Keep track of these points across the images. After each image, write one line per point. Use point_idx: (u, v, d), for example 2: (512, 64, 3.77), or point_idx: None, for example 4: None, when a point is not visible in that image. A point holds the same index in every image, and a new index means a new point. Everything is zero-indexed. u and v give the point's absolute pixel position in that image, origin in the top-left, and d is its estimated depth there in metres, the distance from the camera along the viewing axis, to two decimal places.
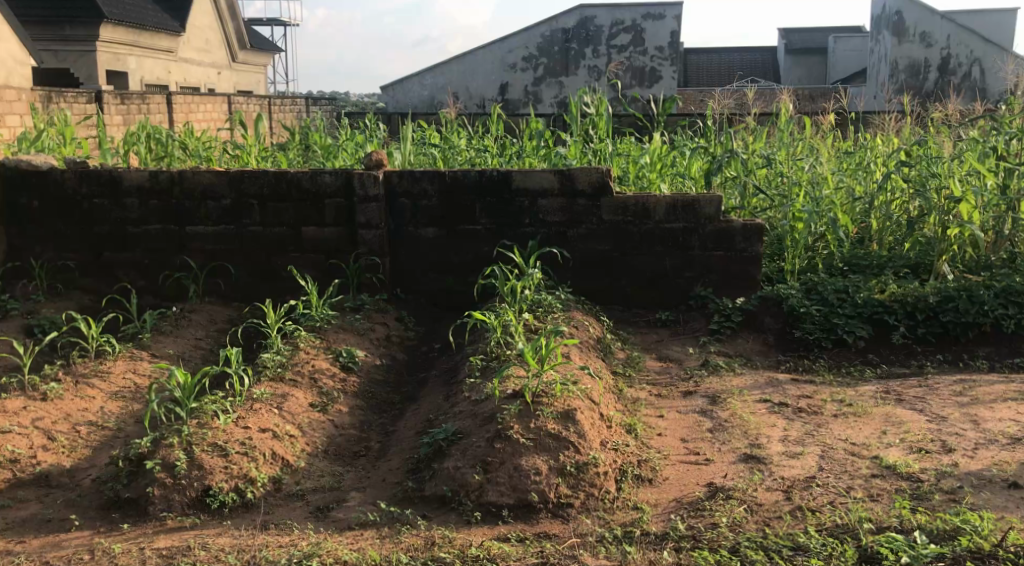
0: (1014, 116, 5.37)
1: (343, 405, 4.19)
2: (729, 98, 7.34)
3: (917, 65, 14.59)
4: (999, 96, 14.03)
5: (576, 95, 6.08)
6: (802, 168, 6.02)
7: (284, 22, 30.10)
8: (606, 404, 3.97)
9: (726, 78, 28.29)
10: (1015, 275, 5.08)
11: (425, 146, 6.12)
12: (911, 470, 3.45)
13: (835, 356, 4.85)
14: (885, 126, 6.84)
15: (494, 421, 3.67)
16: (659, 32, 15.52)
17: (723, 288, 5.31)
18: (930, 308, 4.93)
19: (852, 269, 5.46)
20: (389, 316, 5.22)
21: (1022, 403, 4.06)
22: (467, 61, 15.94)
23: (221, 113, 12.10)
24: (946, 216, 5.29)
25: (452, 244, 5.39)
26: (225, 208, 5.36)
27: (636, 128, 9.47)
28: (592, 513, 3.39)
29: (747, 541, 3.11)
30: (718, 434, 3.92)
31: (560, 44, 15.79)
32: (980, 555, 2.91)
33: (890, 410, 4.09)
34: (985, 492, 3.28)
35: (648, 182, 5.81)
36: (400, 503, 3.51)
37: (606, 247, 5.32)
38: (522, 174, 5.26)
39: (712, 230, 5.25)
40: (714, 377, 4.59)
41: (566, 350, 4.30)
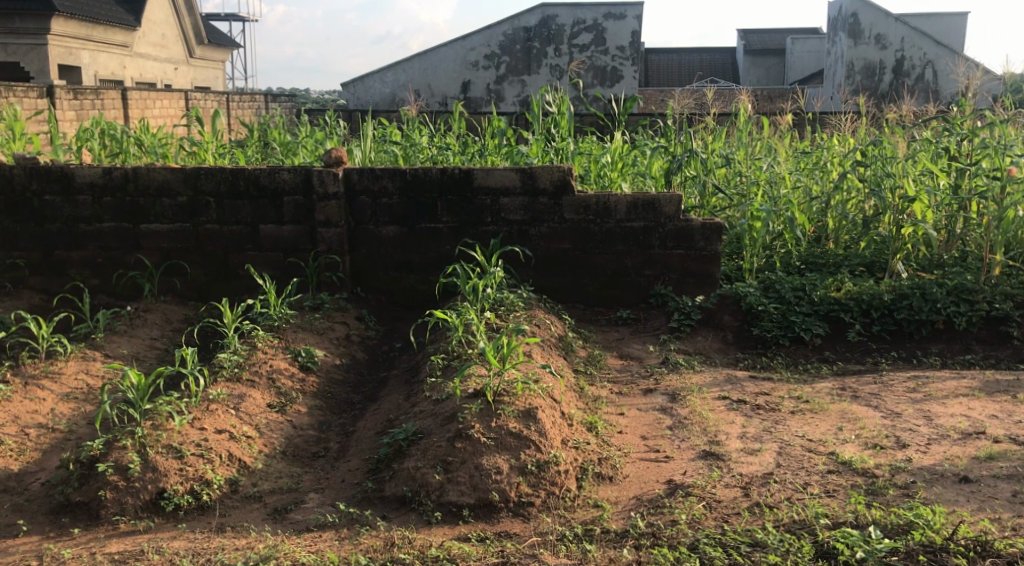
0: (964, 117, 5.47)
1: (302, 406, 4.15)
2: (690, 99, 7.39)
3: (873, 66, 14.77)
4: (952, 97, 14.27)
5: (537, 94, 6.08)
6: (760, 168, 6.09)
7: (244, 17, 29.78)
8: (567, 403, 3.97)
9: (686, 78, 28.53)
10: (966, 273, 5.18)
11: (386, 143, 6.09)
12: (866, 466, 3.50)
13: (793, 353, 4.90)
14: (841, 126, 6.93)
15: (455, 420, 3.65)
16: (620, 32, 15.59)
17: (683, 286, 5.35)
18: (885, 306, 5.01)
19: (809, 268, 5.53)
20: (349, 315, 5.18)
21: (973, 399, 4.14)
22: (429, 58, 15.88)
23: (179, 109, 11.92)
24: (899, 215, 5.38)
25: (413, 243, 5.36)
26: (181, 205, 5.28)
27: (598, 127, 9.51)
28: (553, 512, 3.39)
29: (706, 538, 3.13)
30: (677, 431, 3.95)
31: (521, 43, 15.78)
32: (932, 549, 2.95)
33: (846, 406, 4.14)
34: (937, 487, 3.33)
35: (609, 181, 5.84)
36: (360, 504, 3.49)
37: (567, 246, 5.33)
38: (483, 172, 5.24)
39: (672, 228, 5.27)
40: (674, 374, 4.62)
41: (528, 348, 4.30)
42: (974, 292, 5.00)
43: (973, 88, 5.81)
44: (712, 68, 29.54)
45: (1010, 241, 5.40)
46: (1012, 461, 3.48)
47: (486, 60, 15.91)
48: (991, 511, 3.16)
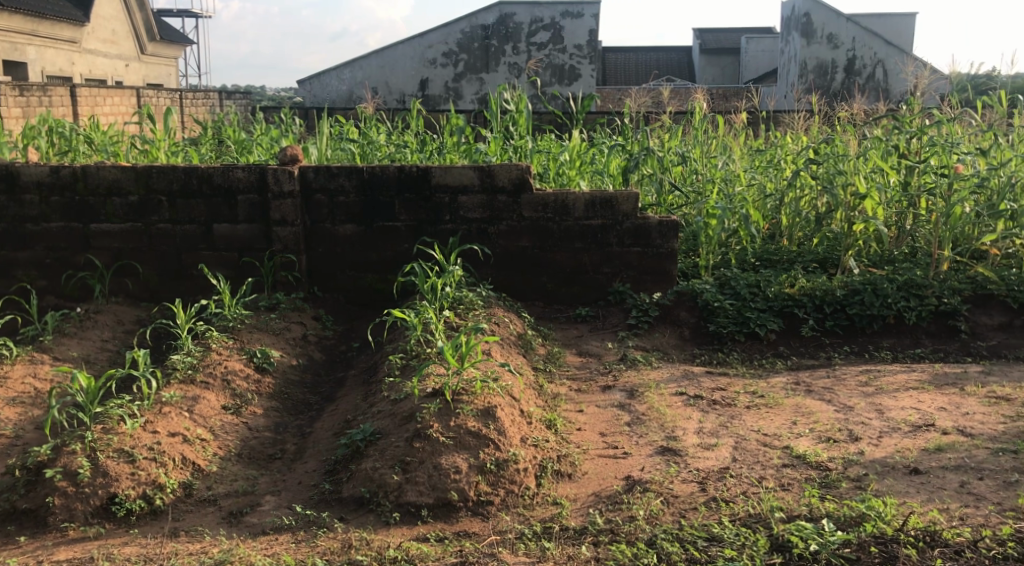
0: (913, 116, 5.58)
1: (257, 407, 4.10)
2: (647, 97, 7.44)
3: (825, 65, 14.92)
4: (902, 96, 14.54)
5: (496, 91, 6.07)
6: (716, 166, 6.15)
7: (197, 14, 29.38)
8: (527, 401, 3.98)
9: (642, 77, 28.70)
10: (916, 269, 5.28)
11: (343, 141, 6.05)
12: (820, 460, 3.56)
13: (748, 349, 4.97)
14: (795, 124, 7.03)
15: (413, 420, 3.64)
16: (577, 30, 15.61)
17: (641, 283, 5.39)
18: (837, 301, 5.08)
19: (763, 264, 5.60)
20: (306, 315, 5.13)
21: (923, 392, 4.22)
22: (387, 55, 15.77)
23: (130, 106, 11.69)
24: (852, 212, 5.49)
25: (370, 241, 5.32)
26: (132, 204, 5.19)
27: (556, 126, 9.52)
28: (512, 510, 3.40)
29: (663, 533, 3.15)
30: (635, 427, 3.97)
31: (479, 41, 15.73)
32: (883, 540, 3.00)
33: (800, 400, 4.20)
34: (889, 479, 3.40)
35: (568, 179, 5.83)
36: (317, 506, 3.46)
37: (526, 244, 5.34)
38: (441, 170, 5.23)
39: (630, 226, 5.30)
40: (632, 371, 4.65)
41: (487, 346, 4.30)
42: (923, 287, 5.09)
43: (921, 88, 5.93)
44: (669, 66, 29.77)
45: (957, 237, 5.51)
46: (960, 452, 3.56)
47: (444, 57, 15.83)
48: (940, 501, 3.22)
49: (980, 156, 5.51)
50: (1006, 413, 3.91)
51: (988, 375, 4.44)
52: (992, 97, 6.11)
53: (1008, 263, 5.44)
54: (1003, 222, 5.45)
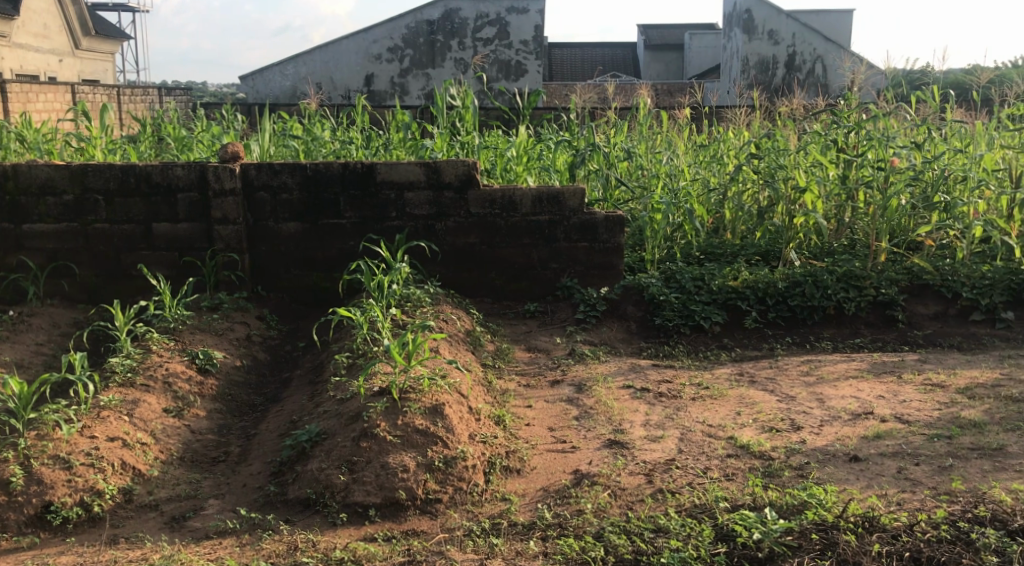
0: (850, 111, 5.69)
1: (200, 410, 4.03)
2: (592, 94, 7.48)
3: (766, 61, 15.14)
4: (839, 92, 14.80)
5: (441, 86, 6.03)
6: (660, 161, 6.21)
7: (133, 8, 28.73)
8: (474, 398, 3.99)
9: (588, 73, 28.84)
10: (855, 260, 5.40)
11: (286, 138, 5.97)
12: (763, 449, 3.62)
13: (693, 342, 5.02)
14: (736, 118, 7.12)
15: (360, 420, 3.60)
16: (523, 26, 15.58)
17: (588, 278, 5.42)
18: (779, 293, 5.16)
19: (708, 258, 5.68)
20: (250, 315, 5.05)
21: (862, 381, 4.32)
22: (331, 50, 15.56)
23: (64, 102, 11.39)
24: (792, 206, 5.60)
25: (315, 239, 5.27)
26: (67, 204, 5.07)
27: (502, 122, 9.52)
28: (460, 508, 3.40)
29: (610, 526, 3.18)
30: (583, 422, 3.99)
31: (425, 36, 15.62)
32: (824, 527, 3.06)
33: (744, 391, 4.27)
34: (830, 466, 3.47)
35: (515, 175, 5.88)
36: (262, 509, 3.42)
37: (474, 241, 5.33)
38: (387, 166, 5.19)
39: (576, 221, 5.33)
40: (580, 366, 4.67)
41: (434, 344, 4.28)
42: (862, 278, 5.20)
43: (858, 83, 6.05)
44: (615, 62, 29.95)
45: (894, 229, 5.65)
46: (897, 439, 3.65)
47: (389, 52, 15.69)
48: (879, 487, 3.30)
49: (915, 150, 5.65)
50: (940, 399, 4.01)
51: (923, 362, 4.56)
52: (926, 92, 6.27)
53: (942, 253, 5.60)
54: (937, 215, 5.59)
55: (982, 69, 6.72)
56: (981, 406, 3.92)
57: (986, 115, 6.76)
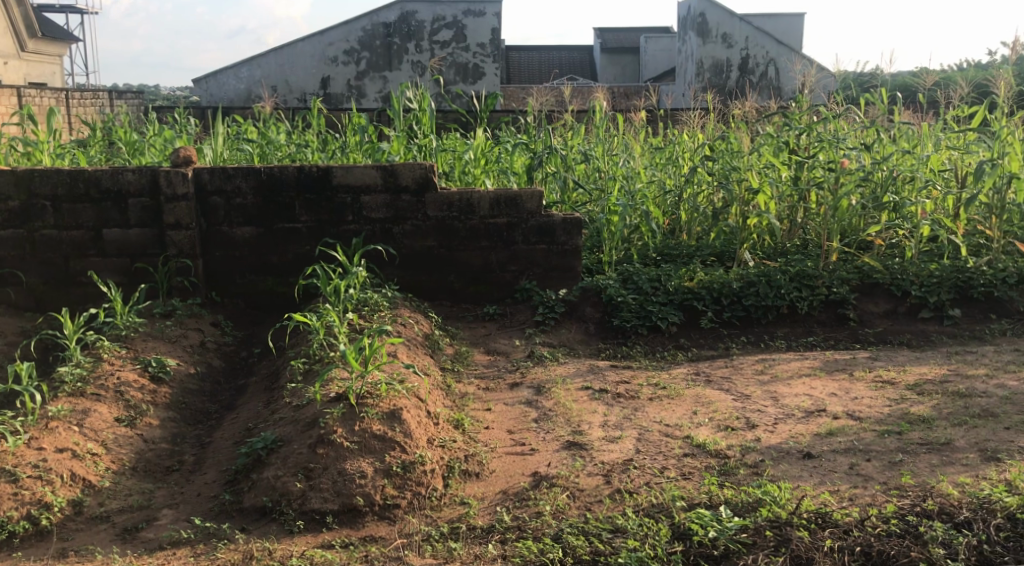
0: (801, 113, 5.78)
1: (153, 418, 3.97)
2: (549, 97, 7.50)
3: (720, 64, 15.16)
4: (792, 94, 14.84)
5: (398, 89, 6.01)
6: (617, 163, 6.25)
7: (82, 10, 28.24)
8: (433, 402, 3.97)
9: (545, 76, 28.93)
10: (807, 260, 5.48)
11: (241, 141, 5.91)
12: (719, 448, 3.66)
13: (651, 342, 5.06)
14: (690, 121, 7.20)
15: (316, 426, 3.58)
16: (480, 28, 15.43)
17: (546, 280, 5.43)
18: (734, 293, 5.22)
19: (664, 259, 5.73)
20: (204, 322, 4.97)
21: (815, 379, 4.39)
22: (286, 53, 15.25)
23: (9, 106, 11.18)
24: (745, 207, 5.71)
25: (270, 244, 5.22)
26: (13, 210, 4.97)
27: (460, 125, 9.52)
28: (419, 513, 3.38)
29: (569, 527, 3.19)
30: (542, 424, 4.00)
31: (381, 38, 15.38)
32: (778, 524, 3.10)
33: (700, 391, 4.31)
34: (784, 464, 3.52)
35: (473, 177, 5.88)
36: (217, 518, 3.38)
37: (432, 244, 5.32)
38: (342, 170, 5.16)
39: (534, 224, 5.34)
40: (539, 368, 4.68)
41: (392, 348, 4.26)
42: (814, 277, 5.27)
43: (809, 86, 6.14)
44: (573, 64, 30.09)
45: (845, 228, 5.75)
46: (849, 436, 3.71)
47: (346, 55, 15.40)
48: (831, 484, 3.35)
49: (864, 151, 5.75)
50: (891, 396, 4.09)
51: (874, 360, 4.64)
52: (874, 95, 6.38)
53: (891, 252, 5.70)
54: (886, 214, 5.70)
55: (928, 72, 6.86)
56: (930, 402, 4.00)
57: (932, 117, 6.90)
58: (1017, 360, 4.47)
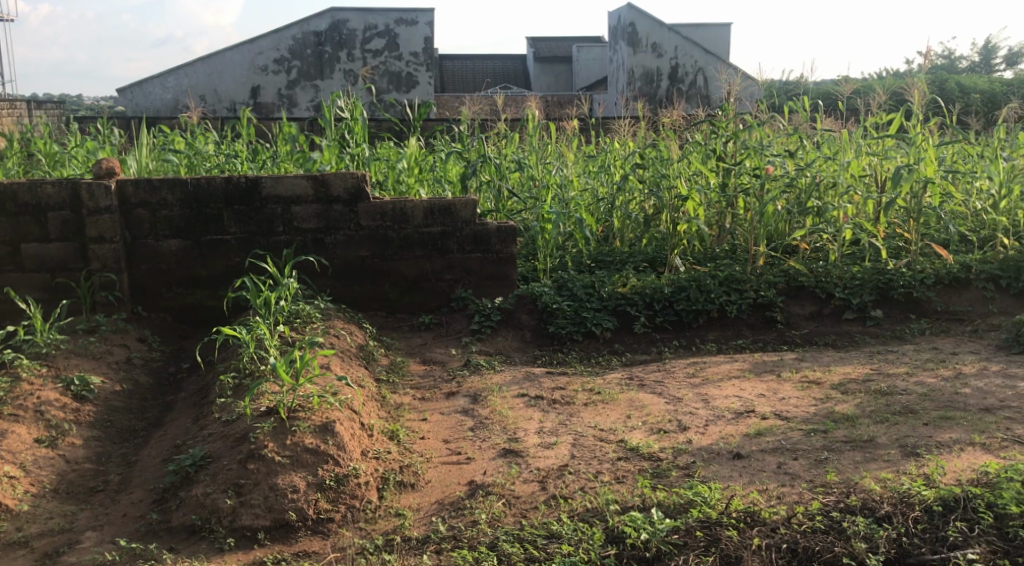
0: (728, 121, 5.88)
1: (76, 437, 3.86)
2: (483, 106, 7.50)
3: (651, 74, 14.22)
4: (720, 104, 14.27)
5: (329, 98, 5.96)
6: (550, 171, 6.28)
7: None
8: (367, 414, 3.95)
9: (477, 85, 28.99)
10: (735, 265, 5.58)
11: (167, 152, 5.78)
12: (652, 450, 3.71)
13: (586, 348, 5.10)
14: (621, 130, 7.25)
15: (246, 441, 3.53)
16: (412, 38, 13.49)
17: (482, 289, 5.43)
18: (666, 298, 5.29)
19: (598, 265, 5.78)
20: (130, 337, 4.84)
21: (745, 380, 4.48)
22: (214, 61, 13.13)
23: None
24: (675, 213, 5.74)
25: (198, 257, 5.12)
26: None
27: (395, 134, 9.44)
28: (353, 525, 3.35)
29: (505, 535, 3.20)
30: (478, 432, 4.00)
31: (312, 48, 13.27)
32: (708, 524, 3.15)
33: (633, 395, 4.36)
34: (714, 465, 3.58)
35: (406, 187, 5.86)
36: (144, 538, 3.30)
37: (365, 254, 5.28)
38: (272, 181, 5.10)
39: (468, 232, 5.35)
40: (475, 376, 4.68)
41: (325, 360, 4.23)
42: (742, 281, 5.38)
43: (734, 94, 6.26)
44: (506, 73, 30.15)
45: (772, 233, 5.87)
46: (777, 435, 3.79)
47: (276, 64, 13.25)
48: (760, 483, 3.42)
49: (788, 158, 5.88)
50: (816, 396, 4.20)
51: (801, 361, 4.75)
52: (797, 103, 6.53)
53: (816, 256, 5.84)
54: (811, 219, 5.84)
55: (848, 80, 7.03)
56: (853, 400, 4.11)
57: (853, 124, 7.07)
58: (935, 358, 4.63)
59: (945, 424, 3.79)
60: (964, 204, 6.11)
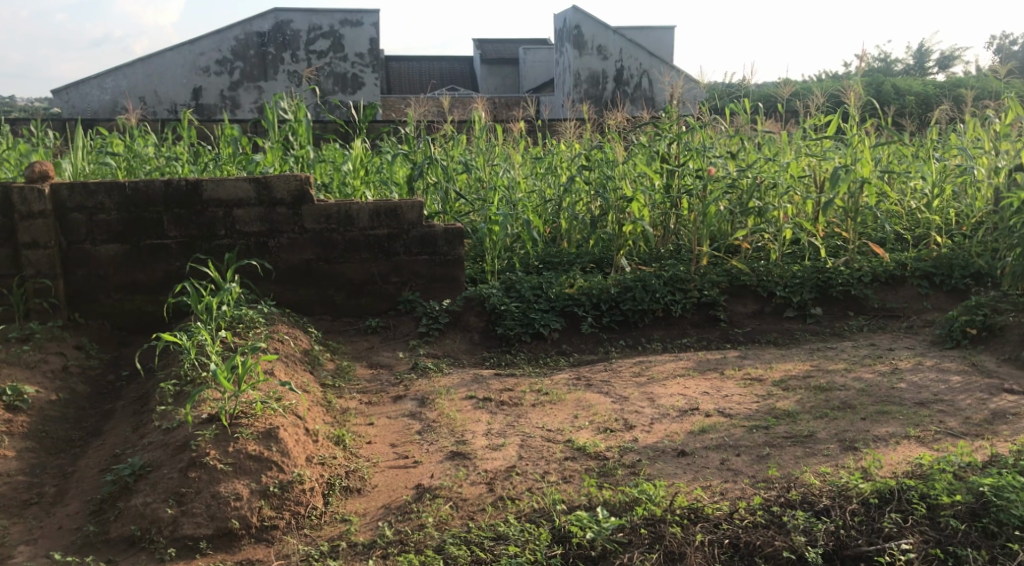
0: (671, 122, 5.93)
1: (8, 449, 3.75)
2: (428, 106, 7.47)
3: (596, 76, 14.18)
4: (665, 107, 14.33)
5: (272, 99, 5.87)
6: (497, 172, 6.28)
7: None
8: (312, 419, 3.91)
9: (423, 86, 28.88)
10: (679, 265, 5.63)
11: (105, 154, 5.65)
12: (598, 450, 3.73)
13: (534, 349, 5.11)
14: (568, 131, 7.27)
15: (187, 449, 3.48)
16: (358, 39, 12.71)
17: (430, 291, 5.41)
18: (612, 298, 5.33)
19: (546, 267, 5.80)
20: (66, 344, 4.72)
21: (689, 378, 4.54)
22: (153, 62, 12.18)
23: None
24: (621, 214, 5.79)
25: (137, 261, 5.02)
26: None
27: (341, 135, 9.34)
28: (297, 532, 3.32)
29: (451, 538, 3.19)
30: (425, 435, 3.98)
31: (256, 49, 12.43)
32: (652, 521, 3.18)
33: (581, 394, 4.38)
34: (659, 463, 3.61)
35: (352, 189, 5.80)
36: (80, 551, 3.23)
37: (310, 257, 5.23)
38: (213, 184, 5.03)
39: (415, 234, 5.33)
40: (423, 379, 4.66)
41: (268, 366, 4.17)
42: (686, 280, 5.44)
43: (677, 97, 6.30)
44: (452, 74, 30.06)
45: (715, 233, 5.94)
46: (720, 432, 3.84)
47: (217, 65, 12.40)
48: (704, 480, 3.46)
49: (730, 159, 5.97)
50: (758, 392, 4.26)
51: (743, 359, 4.83)
52: (738, 104, 6.59)
53: (758, 256, 5.93)
54: (753, 219, 5.92)
55: (787, 82, 7.13)
56: (794, 396, 4.19)
57: (793, 125, 7.18)
58: (872, 354, 4.73)
59: (882, 418, 3.88)
60: (899, 203, 6.27)
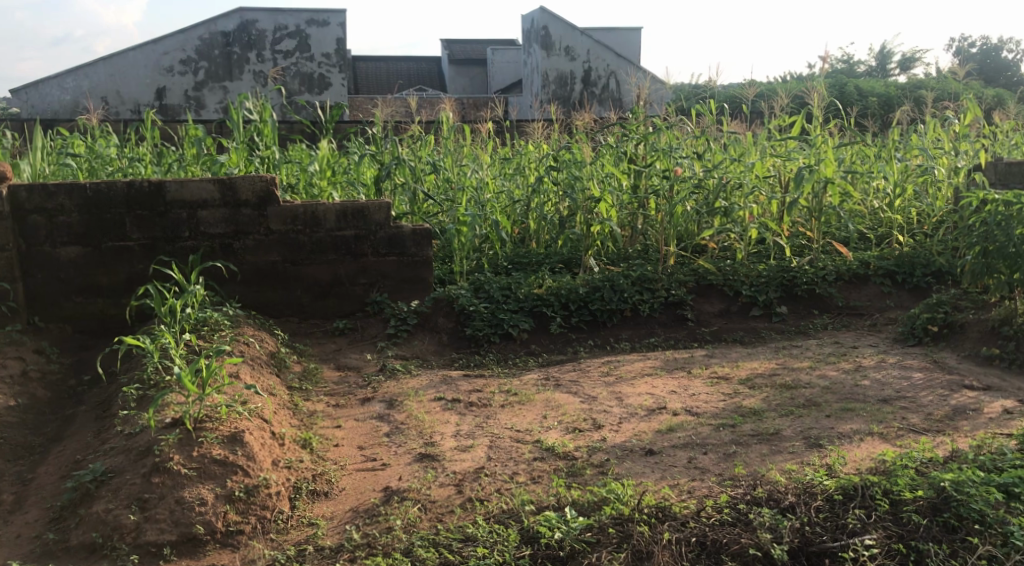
0: (638, 123, 5.95)
1: None
2: (396, 107, 7.44)
3: (565, 77, 14.15)
4: (632, 108, 14.38)
5: (236, 100, 5.82)
6: (465, 173, 6.26)
7: None
8: (278, 422, 3.87)
9: (392, 87, 28.75)
10: (647, 265, 5.65)
11: (65, 155, 5.56)
12: (567, 450, 3.73)
13: (503, 350, 5.10)
14: (535, 132, 7.27)
15: (150, 454, 3.43)
16: (324, 39, 12.55)
17: (397, 292, 5.39)
18: (581, 298, 5.34)
19: (514, 267, 5.80)
20: (25, 349, 4.62)
21: (657, 378, 4.56)
22: (115, 61, 11.88)
23: None
24: (589, 215, 5.80)
25: (98, 264, 4.94)
26: None
27: (308, 136, 9.25)
28: (263, 537, 3.28)
29: (420, 540, 3.17)
30: (393, 437, 3.96)
31: (220, 48, 12.19)
32: (621, 520, 3.19)
33: (550, 395, 4.38)
34: (628, 462, 3.62)
35: (319, 190, 5.77)
36: (40, 559, 3.17)
37: (276, 259, 5.18)
38: (176, 185, 4.96)
39: (383, 235, 5.30)
40: (391, 381, 4.63)
41: (234, 369, 4.13)
42: (654, 280, 5.47)
43: (644, 99, 6.32)
44: (420, 75, 29.96)
45: (681, 233, 5.97)
46: (687, 431, 3.86)
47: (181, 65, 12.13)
48: (671, 478, 3.48)
49: (696, 159, 6.01)
50: (725, 391, 4.29)
51: (710, 357, 4.86)
52: (704, 106, 6.63)
53: (725, 255, 5.97)
54: (719, 219, 5.95)
55: (751, 84, 7.19)
56: (760, 394, 4.22)
57: (758, 126, 7.23)
58: (836, 352, 4.79)
59: (846, 416, 3.92)
60: (862, 203, 6.35)
